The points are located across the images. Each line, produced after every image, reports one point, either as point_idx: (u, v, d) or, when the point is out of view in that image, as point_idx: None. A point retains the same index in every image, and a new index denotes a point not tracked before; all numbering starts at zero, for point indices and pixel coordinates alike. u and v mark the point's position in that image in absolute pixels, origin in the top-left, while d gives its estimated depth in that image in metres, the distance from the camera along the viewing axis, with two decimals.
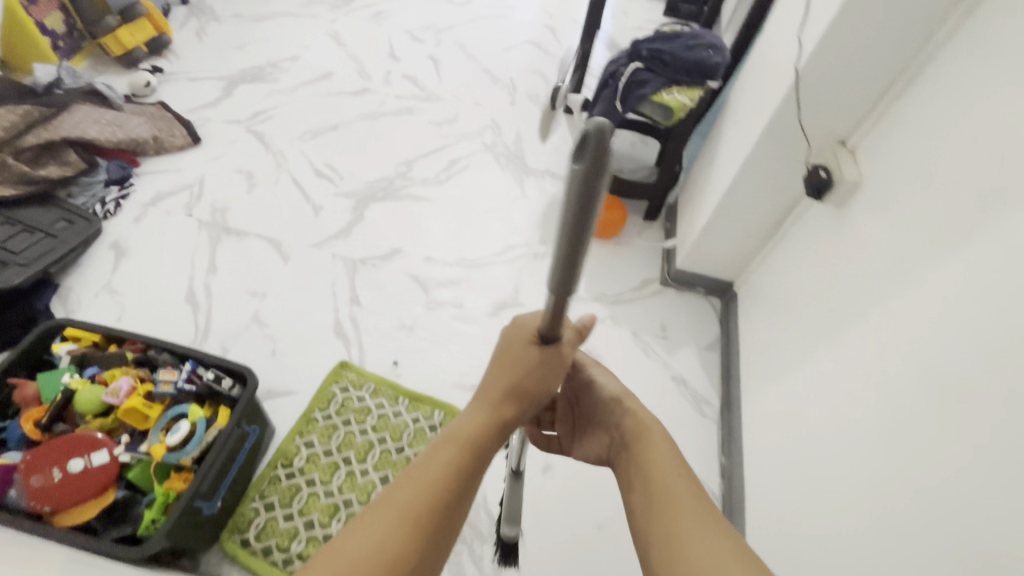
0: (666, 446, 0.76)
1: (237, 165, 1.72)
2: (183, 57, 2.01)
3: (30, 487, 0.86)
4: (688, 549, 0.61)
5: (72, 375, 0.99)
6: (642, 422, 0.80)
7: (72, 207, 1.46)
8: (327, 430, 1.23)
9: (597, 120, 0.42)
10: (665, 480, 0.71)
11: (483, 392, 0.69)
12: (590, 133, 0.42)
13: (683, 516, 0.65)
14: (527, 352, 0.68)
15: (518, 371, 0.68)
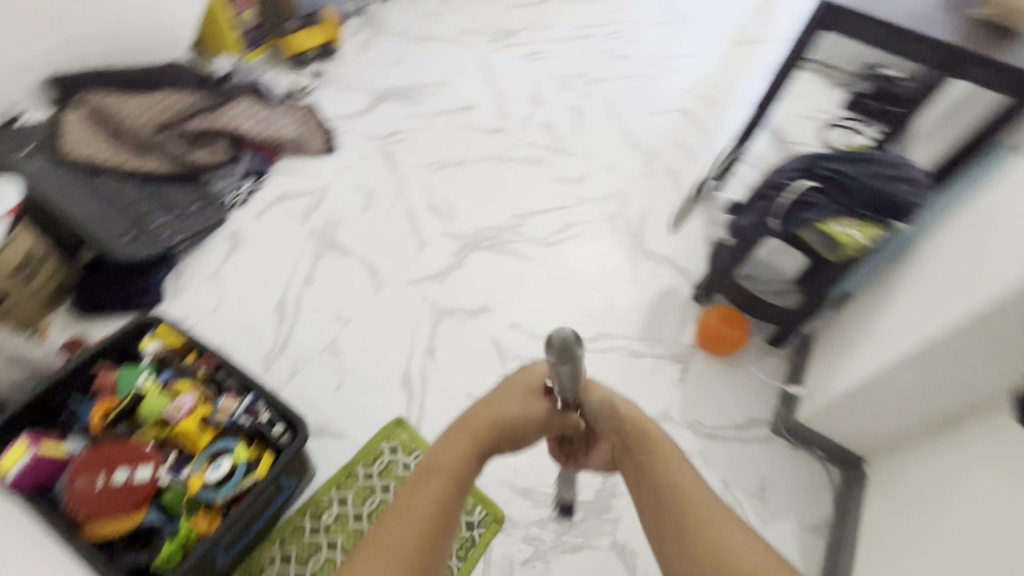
0: (668, 450, 0.82)
1: (362, 181, 1.75)
2: (345, 65, 2.10)
3: (74, 487, 0.86)
4: (712, 534, 0.70)
5: (149, 376, 1.00)
6: (637, 427, 0.85)
7: (209, 193, 1.55)
8: (364, 491, 1.16)
9: (561, 333, 0.73)
10: (674, 479, 0.77)
11: (465, 429, 0.82)
12: (556, 341, 0.72)
13: (705, 509, 0.73)
14: (519, 398, 0.86)
15: (502, 411, 0.84)
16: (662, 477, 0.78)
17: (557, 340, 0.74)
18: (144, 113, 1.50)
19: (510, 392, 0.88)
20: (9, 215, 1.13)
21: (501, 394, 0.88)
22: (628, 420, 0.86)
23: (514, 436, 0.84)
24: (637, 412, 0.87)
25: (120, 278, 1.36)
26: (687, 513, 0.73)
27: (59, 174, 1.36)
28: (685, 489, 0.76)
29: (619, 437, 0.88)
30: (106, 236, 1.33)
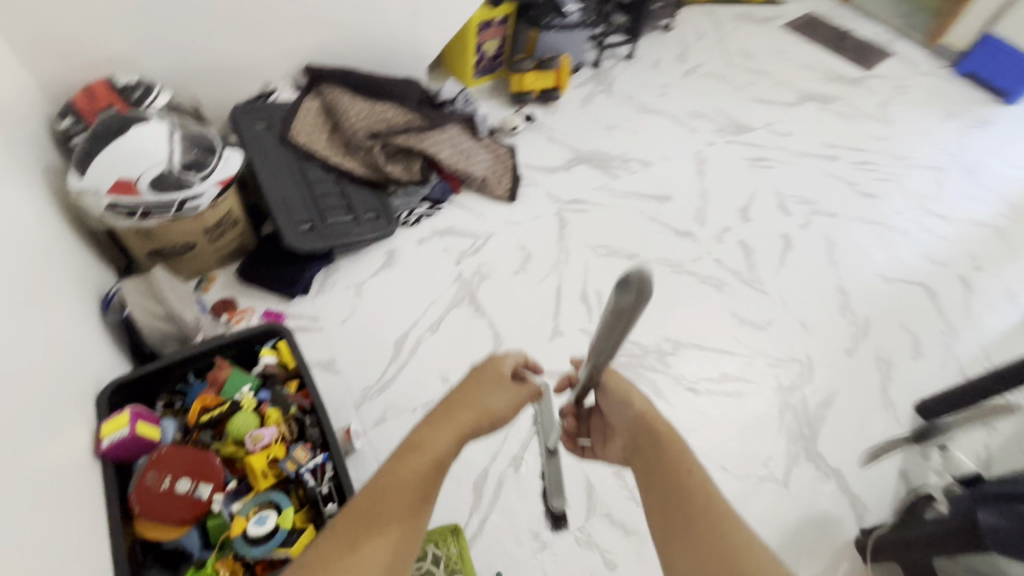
0: (674, 439, 0.76)
1: (526, 241, 1.66)
2: (558, 114, 2.04)
3: (142, 480, 0.86)
4: (708, 526, 0.63)
5: (252, 389, 1.00)
6: (649, 416, 0.82)
7: (387, 205, 1.58)
8: None
9: (641, 268, 0.63)
10: (681, 478, 0.70)
11: (445, 417, 0.80)
12: (634, 276, 0.63)
13: (705, 503, 0.66)
14: (490, 386, 0.87)
15: (479, 397, 0.84)
16: (669, 477, 0.71)
17: (633, 280, 0.64)
18: (364, 119, 1.58)
19: (484, 384, 0.88)
20: (221, 183, 1.25)
21: (477, 385, 0.87)
22: (638, 411, 0.83)
23: (492, 424, 0.85)
24: (646, 406, 0.84)
25: (283, 262, 1.43)
26: (689, 507, 0.66)
27: (276, 152, 1.48)
28: (690, 478, 0.70)
29: (630, 435, 0.82)
30: (287, 223, 1.42)
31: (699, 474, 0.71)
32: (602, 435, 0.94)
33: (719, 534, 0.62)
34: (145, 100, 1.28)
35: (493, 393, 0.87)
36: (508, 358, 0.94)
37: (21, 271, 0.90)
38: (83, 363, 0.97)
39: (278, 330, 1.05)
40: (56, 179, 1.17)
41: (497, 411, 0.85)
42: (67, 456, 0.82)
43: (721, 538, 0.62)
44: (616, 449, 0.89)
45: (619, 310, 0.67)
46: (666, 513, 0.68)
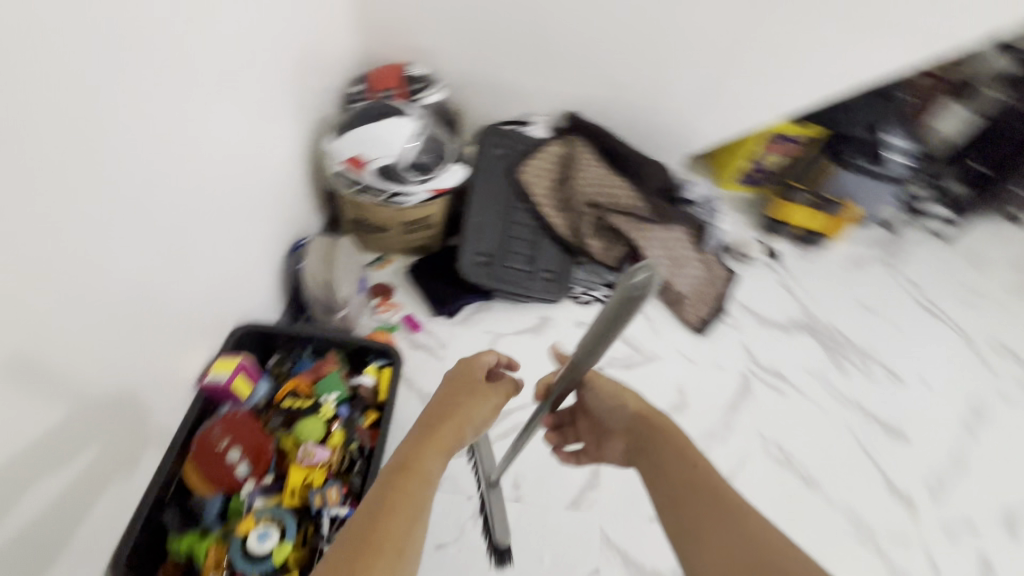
0: (662, 426, 0.81)
1: (688, 387, 1.38)
2: (810, 262, 1.67)
3: (210, 428, 0.90)
4: (719, 516, 0.69)
5: (336, 399, 1.00)
6: (643, 413, 0.84)
7: (567, 274, 1.47)
8: None
9: (644, 266, 0.62)
10: (686, 472, 0.75)
11: (430, 433, 0.80)
12: (637, 275, 0.61)
13: (711, 495, 0.72)
14: (474, 391, 0.88)
15: (464, 412, 0.84)
16: (675, 473, 0.76)
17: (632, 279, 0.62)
18: (594, 184, 1.50)
19: (462, 394, 0.87)
20: (433, 191, 1.28)
21: (457, 394, 0.87)
22: (632, 413, 0.85)
23: (477, 429, 0.87)
24: (644, 407, 0.85)
25: (447, 279, 1.42)
26: (697, 498, 0.72)
27: (498, 179, 1.47)
28: (693, 463, 0.76)
29: (632, 435, 0.85)
30: (470, 248, 1.40)
31: (690, 457, 0.76)
32: (595, 439, 0.95)
33: (727, 508, 0.69)
34: (421, 94, 1.37)
35: (473, 400, 0.87)
36: (479, 360, 0.93)
37: (236, 205, 1.00)
38: (239, 296, 1.05)
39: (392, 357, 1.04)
40: (320, 131, 1.32)
41: (479, 413, 0.86)
42: (166, 380, 0.88)
43: (736, 511, 0.69)
44: (614, 450, 0.90)
45: (616, 307, 0.64)
46: (674, 498, 0.73)
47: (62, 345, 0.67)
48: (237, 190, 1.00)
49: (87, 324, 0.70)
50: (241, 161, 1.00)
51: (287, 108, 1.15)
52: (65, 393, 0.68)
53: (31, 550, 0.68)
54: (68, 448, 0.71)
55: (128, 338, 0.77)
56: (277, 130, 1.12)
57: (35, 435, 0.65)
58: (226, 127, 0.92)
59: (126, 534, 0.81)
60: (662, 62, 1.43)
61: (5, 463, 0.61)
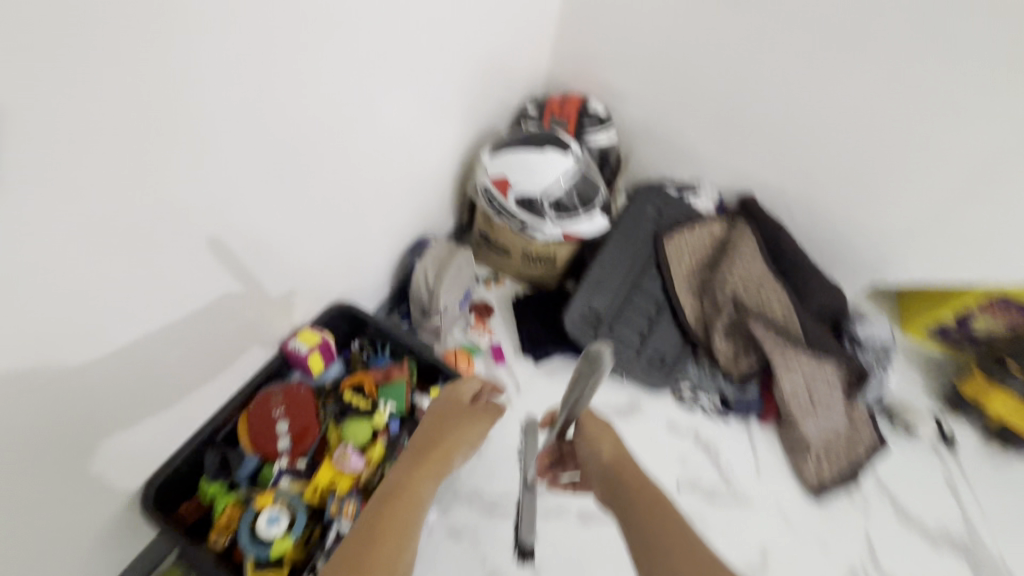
0: (633, 470, 0.80)
1: (775, 555, 1.12)
2: (999, 468, 1.28)
3: (273, 393, 0.92)
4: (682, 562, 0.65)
5: (392, 411, 0.97)
6: (616, 455, 0.81)
7: (678, 366, 1.29)
8: None
9: (599, 348, 0.68)
10: (647, 517, 0.72)
11: (420, 454, 0.78)
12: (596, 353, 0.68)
13: (673, 539, 0.68)
14: (464, 416, 0.85)
15: (452, 435, 0.82)
16: (640, 515, 0.73)
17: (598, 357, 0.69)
18: (745, 279, 1.30)
19: (450, 418, 0.84)
20: (564, 234, 1.19)
21: (444, 423, 0.84)
22: (604, 460, 0.81)
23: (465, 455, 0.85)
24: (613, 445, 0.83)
25: (547, 323, 1.34)
26: (657, 539, 0.69)
27: (639, 240, 1.35)
28: (656, 508, 0.73)
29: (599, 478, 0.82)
30: (583, 300, 1.28)
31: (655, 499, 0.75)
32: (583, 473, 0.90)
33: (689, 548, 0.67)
34: (590, 133, 1.30)
35: (462, 426, 0.84)
36: (465, 387, 0.90)
37: (376, 191, 1.01)
38: (346, 275, 1.06)
39: None
40: (480, 140, 1.30)
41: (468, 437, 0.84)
42: (250, 334, 0.90)
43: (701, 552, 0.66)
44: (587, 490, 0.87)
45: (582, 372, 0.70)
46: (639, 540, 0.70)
47: (174, 280, 0.69)
48: (380, 178, 1.00)
49: (203, 269, 0.72)
50: (394, 152, 1.00)
51: (456, 112, 1.14)
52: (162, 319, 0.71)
53: (86, 462, 0.70)
54: (149, 376, 0.73)
55: (231, 288, 0.80)
56: (440, 130, 1.12)
57: (124, 358, 0.68)
58: (388, 116, 0.93)
59: (168, 460, 0.85)
60: (879, 170, 1.19)
61: (95, 365, 0.65)
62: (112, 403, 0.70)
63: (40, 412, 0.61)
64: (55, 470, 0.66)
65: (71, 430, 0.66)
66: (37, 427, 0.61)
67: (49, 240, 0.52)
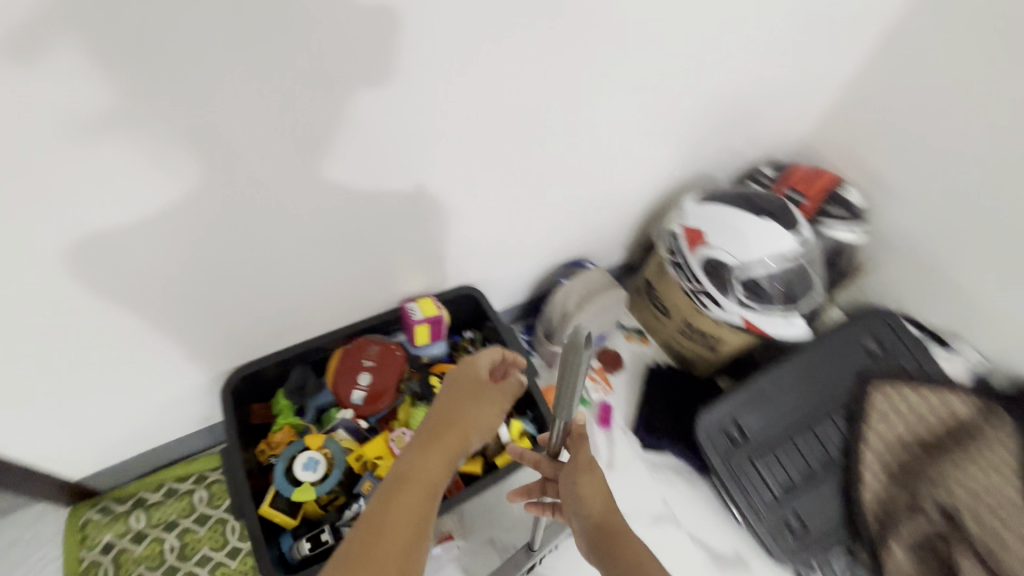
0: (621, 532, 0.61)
1: None
2: None
3: (374, 345, 0.90)
4: None
5: None
6: (604, 505, 0.62)
7: (824, 549, 0.96)
8: None
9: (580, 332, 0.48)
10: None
11: (433, 437, 0.64)
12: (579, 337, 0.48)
13: None
14: (483, 397, 0.70)
15: (470, 415, 0.67)
16: None
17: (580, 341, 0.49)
18: (965, 489, 0.95)
19: (465, 395, 0.69)
20: (745, 323, 0.96)
21: (460, 401, 0.68)
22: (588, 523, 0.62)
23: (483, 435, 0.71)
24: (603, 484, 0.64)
25: (674, 412, 1.13)
26: None
27: (839, 374, 1.04)
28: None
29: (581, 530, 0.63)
30: (733, 406, 1.03)
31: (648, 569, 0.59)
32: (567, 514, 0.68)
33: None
34: (829, 222, 1.04)
35: (481, 405, 0.69)
36: (480, 360, 0.74)
37: (555, 193, 0.92)
38: (491, 263, 0.99)
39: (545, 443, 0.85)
40: (691, 184, 1.13)
41: (484, 418, 0.69)
42: (380, 279, 0.88)
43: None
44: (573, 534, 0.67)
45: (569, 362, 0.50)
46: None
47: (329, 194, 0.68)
48: (565, 180, 0.91)
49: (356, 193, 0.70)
50: (591, 157, 0.90)
51: (678, 142, 1.00)
52: (304, 227, 0.70)
53: (196, 318, 0.74)
54: (276, 273, 0.75)
55: (378, 226, 0.77)
56: (650, 155, 0.98)
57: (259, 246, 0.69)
58: (600, 117, 0.82)
59: (264, 360, 0.87)
60: None
61: (229, 240, 0.66)
62: (237, 281, 0.72)
63: (179, 259, 0.65)
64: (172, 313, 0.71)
65: (189, 285, 0.68)
66: (168, 270, 0.65)
67: (233, 103, 0.53)
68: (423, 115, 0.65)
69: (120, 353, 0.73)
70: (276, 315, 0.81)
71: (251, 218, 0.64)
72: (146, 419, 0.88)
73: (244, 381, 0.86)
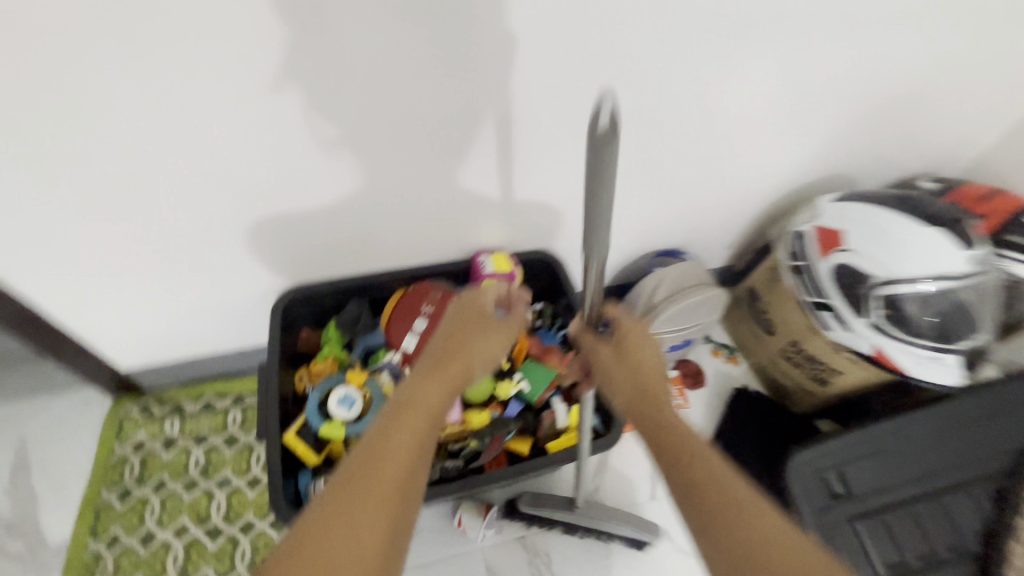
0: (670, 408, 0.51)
1: None
2: None
3: (437, 292, 0.82)
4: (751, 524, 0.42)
5: (522, 390, 0.75)
6: (646, 383, 0.54)
7: None
8: (194, 550, 0.81)
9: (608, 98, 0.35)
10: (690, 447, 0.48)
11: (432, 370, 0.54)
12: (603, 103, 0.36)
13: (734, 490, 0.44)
14: (489, 328, 0.59)
15: (472, 345, 0.56)
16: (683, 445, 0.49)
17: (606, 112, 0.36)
18: None
19: (467, 324, 0.58)
20: (875, 353, 0.79)
21: (464, 330, 0.57)
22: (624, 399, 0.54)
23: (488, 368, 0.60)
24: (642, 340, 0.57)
25: (761, 446, 0.95)
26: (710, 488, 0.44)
27: (988, 445, 0.84)
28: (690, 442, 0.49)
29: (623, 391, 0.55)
30: (841, 448, 0.84)
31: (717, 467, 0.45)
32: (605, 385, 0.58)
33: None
34: (1010, 252, 0.83)
35: (487, 334, 0.58)
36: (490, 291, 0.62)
37: (665, 161, 0.80)
38: (581, 232, 0.87)
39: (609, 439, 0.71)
40: (827, 184, 0.96)
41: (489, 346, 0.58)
42: (456, 221, 0.79)
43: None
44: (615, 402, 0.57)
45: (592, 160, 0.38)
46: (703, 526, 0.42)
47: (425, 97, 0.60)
48: (679, 147, 0.78)
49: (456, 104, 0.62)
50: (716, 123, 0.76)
51: (829, 126, 0.84)
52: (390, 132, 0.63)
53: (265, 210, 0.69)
54: (345, 185, 0.68)
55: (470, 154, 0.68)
56: (783, 139, 0.84)
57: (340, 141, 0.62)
58: (737, 75, 0.70)
59: (325, 283, 0.82)
60: None
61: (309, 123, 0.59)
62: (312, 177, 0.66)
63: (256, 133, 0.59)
64: (228, 199, 0.67)
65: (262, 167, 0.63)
66: (244, 144, 0.60)
67: None
68: (539, 15, 0.55)
69: (173, 234, 0.70)
70: (346, 231, 0.76)
71: (323, 105, 0.58)
72: (196, 320, 0.85)
73: (301, 301, 0.81)
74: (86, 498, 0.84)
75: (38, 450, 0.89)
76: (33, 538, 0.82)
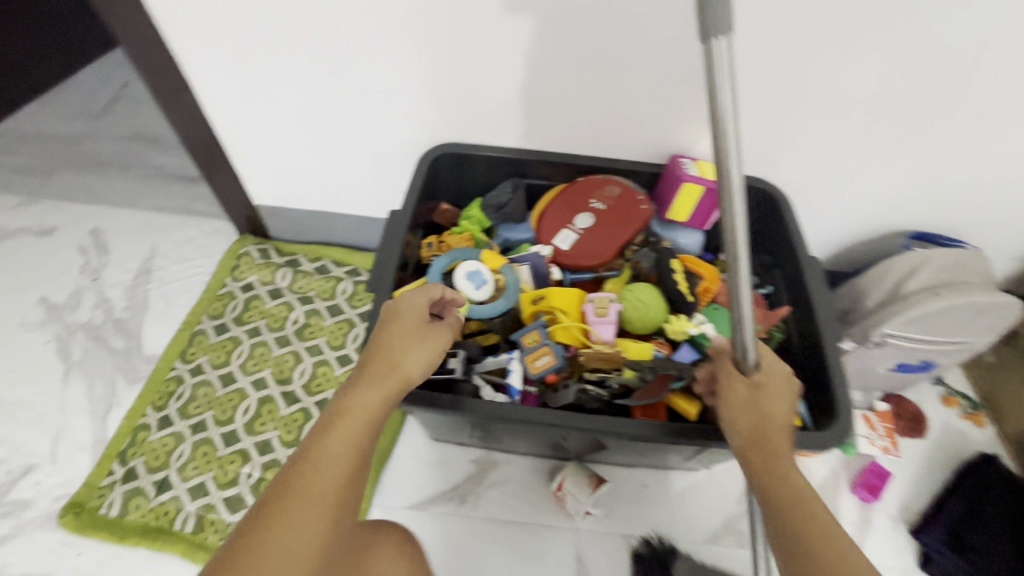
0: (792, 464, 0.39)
1: None
2: None
3: (620, 187, 0.63)
4: None
5: (704, 335, 0.54)
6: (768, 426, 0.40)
7: None
8: (266, 411, 0.72)
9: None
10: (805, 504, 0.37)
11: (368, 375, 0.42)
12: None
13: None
14: (426, 330, 0.46)
15: (409, 351, 0.44)
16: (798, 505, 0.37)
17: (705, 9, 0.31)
18: None
19: (405, 323, 0.45)
20: None
21: (400, 330, 0.45)
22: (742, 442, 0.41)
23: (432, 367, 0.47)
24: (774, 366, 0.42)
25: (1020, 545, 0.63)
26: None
27: None
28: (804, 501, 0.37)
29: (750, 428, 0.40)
30: None
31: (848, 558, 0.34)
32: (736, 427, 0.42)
33: None
34: None
35: (422, 336, 0.45)
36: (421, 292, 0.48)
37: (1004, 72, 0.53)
38: None
39: (825, 438, 0.48)
40: None
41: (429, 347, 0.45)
42: (664, 99, 0.59)
43: None
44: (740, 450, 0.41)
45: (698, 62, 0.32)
46: None
47: None
48: None
49: None
50: None
51: None
52: None
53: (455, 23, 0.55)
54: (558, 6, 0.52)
55: None
56: None
57: None
58: None
59: (484, 149, 0.68)
60: None
61: None
62: None
63: None
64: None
65: None
66: None
67: None
68: None
69: (340, 39, 0.59)
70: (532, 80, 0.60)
71: None
72: (336, 167, 0.76)
73: (450, 163, 0.68)
74: (188, 322, 0.80)
75: (162, 264, 0.87)
76: (134, 342, 0.79)
